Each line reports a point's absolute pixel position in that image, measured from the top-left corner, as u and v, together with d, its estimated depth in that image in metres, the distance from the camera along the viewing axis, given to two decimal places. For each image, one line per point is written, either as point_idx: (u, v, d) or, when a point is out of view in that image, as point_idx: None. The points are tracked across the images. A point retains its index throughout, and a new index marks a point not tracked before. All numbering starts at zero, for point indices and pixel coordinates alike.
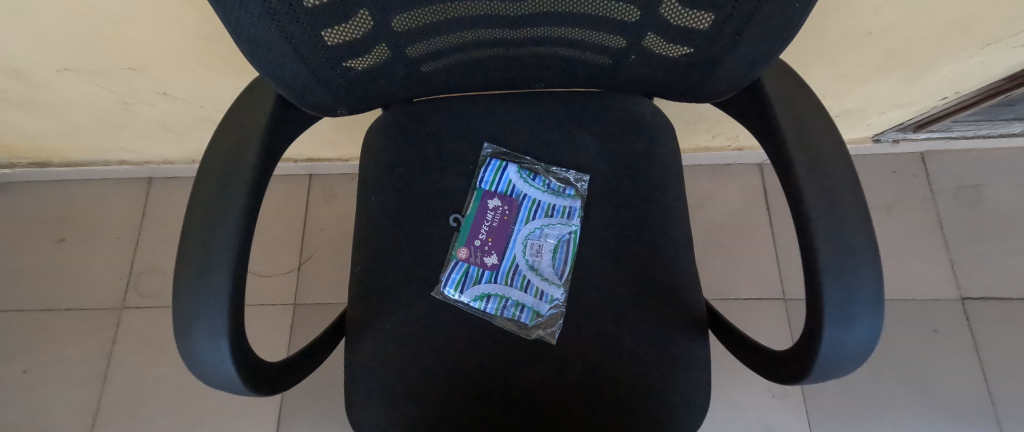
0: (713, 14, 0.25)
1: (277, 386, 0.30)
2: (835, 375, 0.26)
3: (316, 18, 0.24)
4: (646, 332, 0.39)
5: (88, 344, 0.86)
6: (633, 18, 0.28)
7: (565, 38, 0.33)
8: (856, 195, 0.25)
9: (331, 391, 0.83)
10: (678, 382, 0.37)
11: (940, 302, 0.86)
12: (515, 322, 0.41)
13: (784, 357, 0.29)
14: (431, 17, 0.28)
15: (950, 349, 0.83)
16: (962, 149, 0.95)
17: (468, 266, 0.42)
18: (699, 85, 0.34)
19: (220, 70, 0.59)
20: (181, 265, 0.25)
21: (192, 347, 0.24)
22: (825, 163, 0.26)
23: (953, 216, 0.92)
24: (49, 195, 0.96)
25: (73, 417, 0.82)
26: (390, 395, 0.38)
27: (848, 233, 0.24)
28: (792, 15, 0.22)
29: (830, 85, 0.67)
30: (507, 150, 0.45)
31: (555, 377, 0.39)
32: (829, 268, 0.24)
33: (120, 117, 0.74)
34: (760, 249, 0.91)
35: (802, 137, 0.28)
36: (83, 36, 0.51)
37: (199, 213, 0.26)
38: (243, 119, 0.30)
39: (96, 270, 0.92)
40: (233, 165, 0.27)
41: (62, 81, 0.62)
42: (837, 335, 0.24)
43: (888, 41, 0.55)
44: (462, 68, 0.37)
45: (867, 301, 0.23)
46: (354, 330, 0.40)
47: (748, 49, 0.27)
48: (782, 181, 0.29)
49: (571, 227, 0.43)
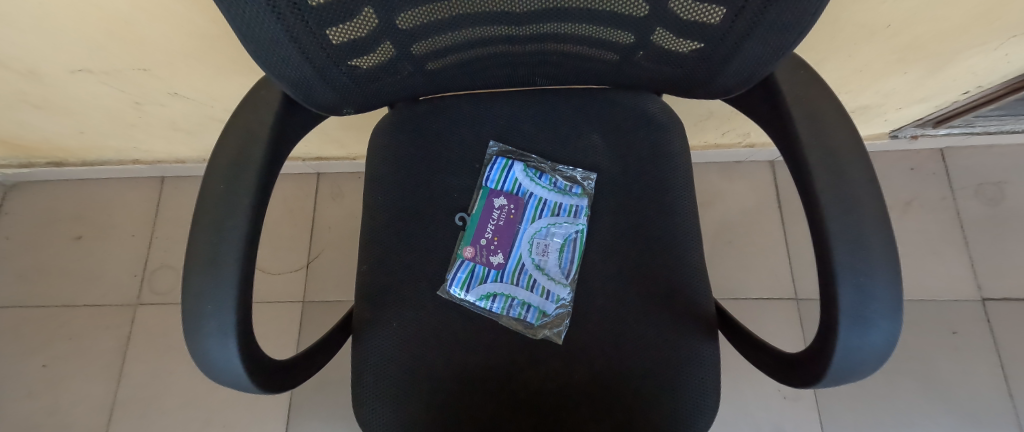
0: (724, 8, 0.25)
1: (286, 384, 0.30)
2: (851, 380, 0.25)
3: (323, 18, 0.24)
4: (654, 332, 0.38)
5: (104, 339, 0.89)
6: (641, 14, 0.28)
7: (573, 34, 0.32)
8: (875, 195, 0.25)
9: (339, 388, 0.84)
10: (688, 383, 0.37)
11: (960, 303, 0.84)
12: (521, 322, 0.41)
13: (797, 360, 0.28)
14: (435, 14, 0.28)
15: (969, 350, 0.81)
16: (984, 145, 0.91)
17: (474, 265, 0.42)
18: (710, 80, 0.33)
19: (228, 70, 0.60)
20: (191, 263, 0.25)
21: (203, 345, 0.25)
22: (843, 163, 0.26)
23: (974, 215, 0.88)
24: (67, 194, 0.98)
25: (89, 411, 0.84)
26: (395, 394, 0.38)
27: (863, 234, 0.24)
28: (806, 8, 0.22)
29: (846, 80, 0.65)
30: (513, 148, 0.45)
31: (561, 378, 0.39)
32: (843, 266, 0.24)
33: (132, 116, 0.75)
34: (771, 248, 0.90)
35: (817, 136, 0.27)
36: (95, 37, 0.52)
37: (207, 213, 0.26)
38: (250, 118, 0.30)
39: (111, 267, 0.94)
40: (240, 164, 0.28)
41: (76, 82, 0.63)
42: (851, 340, 0.23)
43: (908, 35, 0.54)
44: (467, 66, 0.37)
45: (885, 305, 0.23)
46: (360, 329, 0.40)
47: (759, 42, 0.26)
48: (797, 183, 0.28)
49: (577, 226, 0.42)
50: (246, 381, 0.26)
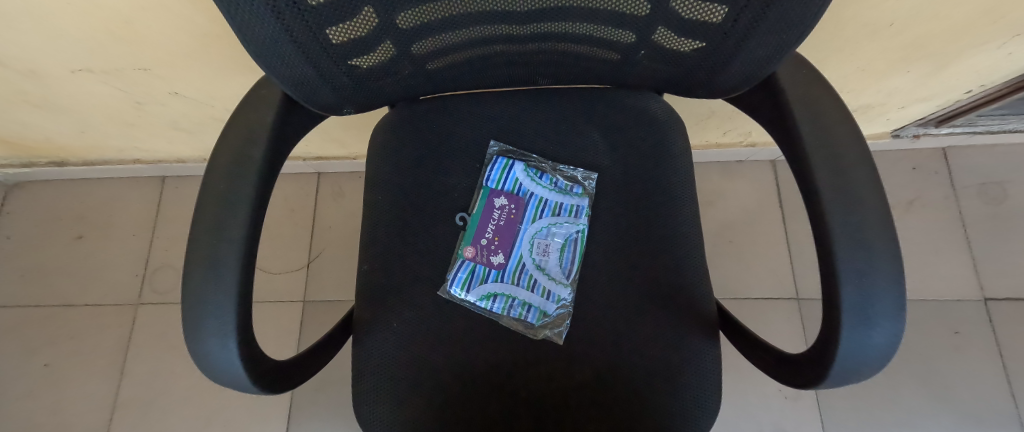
0: (727, 7, 0.25)
1: (287, 384, 0.30)
2: (853, 380, 0.25)
3: (323, 17, 0.24)
4: (655, 332, 0.38)
5: (105, 338, 0.89)
6: (643, 13, 0.27)
7: (573, 33, 0.32)
8: (877, 196, 0.24)
9: (339, 387, 0.84)
10: (689, 383, 0.37)
11: (962, 303, 0.83)
12: (521, 322, 0.41)
13: (799, 361, 0.28)
14: (436, 13, 0.28)
15: (971, 350, 0.81)
16: (986, 144, 0.91)
17: (474, 265, 0.42)
18: (712, 79, 0.33)
19: (228, 69, 0.60)
20: (191, 263, 0.25)
21: (203, 345, 0.25)
22: (845, 163, 0.25)
23: (976, 214, 0.88)
24: (68, 194, 0.98)
25: (90, 410, 0.85)
26: (396, 394, 0.38)
27: (864, 235, 0.24)
28: (809, 7, 0.21)
29: (848, 79, 0.65)
30: (514, 148, 0.44)
31: (562, 378, 0.38)
32: (845, 267, 0.23)
33: (132, 116, 0.75)
34: (772, 248, 0.89)
35: (820, 135, 0.27)
36: (95, 37, 0.52)
37: (207, 213, 0.26)
38: (250, 117, 0.30)
39: (112, 267, 0.94)
40: (241, 164, 0.28)
41: (77, 81, 0.63)
42: (854, 340, 0.23)
43: (911, 33, 0.53)
44: (468, 65, 0.37)
45: (887, 305, 0.23)
46: (360, 329, 0.40)
47: (761, 42, 0.26)
48: (800, 183, 0.28)
49: (578, 226, 0.42)
50: (246, 382, 0.26)
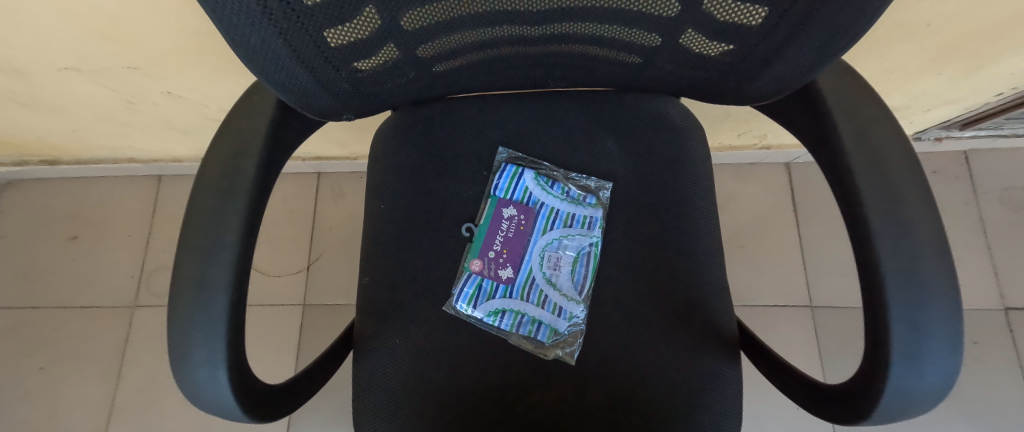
0: (768, 9, 0.22)
1: (281, 411, 0.28)
2: (898, 419, 0.23)
3: (319, 18, 0.21)
4: (673, 353, 0.36)
5: (102, 342, 0.87)
6: (672, 13, 0.25)
7: (592, 35, 0.30)
8: (933, 223, 0.22)
9: (341, 393, 0.82)
10: (710, 408, 0.35)
11: (980, 312, 0.81)
12: (531, 340, 0.39)
13: (836, 395, 0.26)
14: (444, 13, 0.25)
15: (989, 361, 0.79)
16: (1010, 148, 0.88)
17: (481, 279, 0.40)
18: (742, 86, 0.30)
19: (223, 68, 0.57)
20: (176, 287, 0.23)
21: (191, 376, 0.23)
22: (898, 185, 0.23)
23: (998, 220, 0.86)
24: (63, 193, 0.96)
25: (87, 414, 0.84)
26: (398, 414, 0.36)
27: (921, 266, 0.21)
28: (867, 10, 0.19)
29: (874, 80, 0.62)
30: (523, 155, 0.42)
31: (574, 399, 0.37)
32: (897, 301, 0.21)
33: (124, 115, 0.73)
34: (785, 253, 0.87)
35: (867, 153, 0.24)
36: (78, 34, 0.49)
37: (195, 232, 0.24)
38: (243, 126, 0.28)
39: (108, 269, 0.92)
40: (231, 177, 0.26)
41: (63, 80, 0.60)
42: (905, 380, 0.21)
43: (947, 34, 0.50)
44: (476, 68, 0.34)
45: (943, 342, 0.21)
46: (361, 346, 0.39)
47: (804, 48, 0.23)
48: (843, 206, 0.25)
49: (591, 239, 0.40)
50: (238, 413, 0.24)
